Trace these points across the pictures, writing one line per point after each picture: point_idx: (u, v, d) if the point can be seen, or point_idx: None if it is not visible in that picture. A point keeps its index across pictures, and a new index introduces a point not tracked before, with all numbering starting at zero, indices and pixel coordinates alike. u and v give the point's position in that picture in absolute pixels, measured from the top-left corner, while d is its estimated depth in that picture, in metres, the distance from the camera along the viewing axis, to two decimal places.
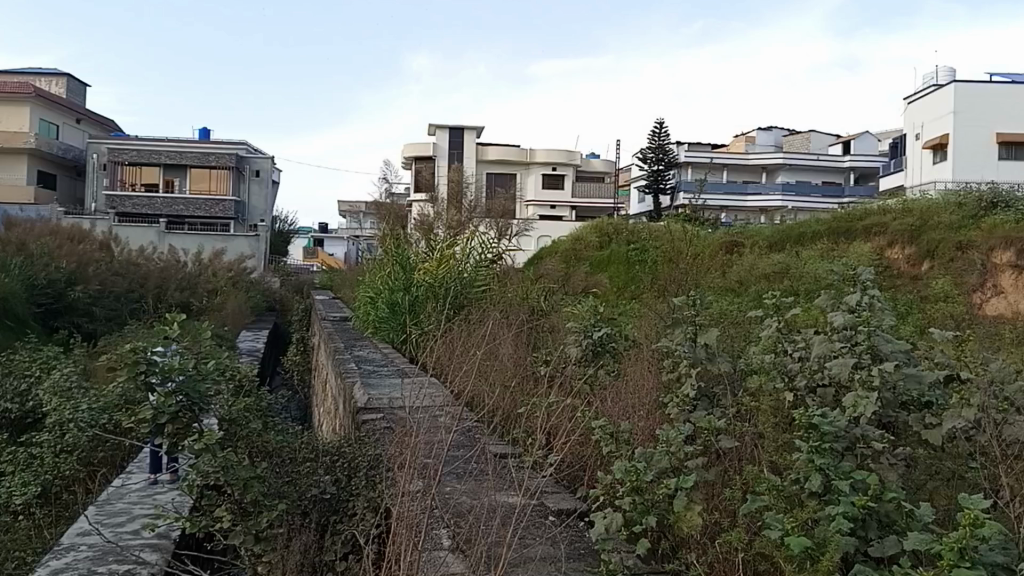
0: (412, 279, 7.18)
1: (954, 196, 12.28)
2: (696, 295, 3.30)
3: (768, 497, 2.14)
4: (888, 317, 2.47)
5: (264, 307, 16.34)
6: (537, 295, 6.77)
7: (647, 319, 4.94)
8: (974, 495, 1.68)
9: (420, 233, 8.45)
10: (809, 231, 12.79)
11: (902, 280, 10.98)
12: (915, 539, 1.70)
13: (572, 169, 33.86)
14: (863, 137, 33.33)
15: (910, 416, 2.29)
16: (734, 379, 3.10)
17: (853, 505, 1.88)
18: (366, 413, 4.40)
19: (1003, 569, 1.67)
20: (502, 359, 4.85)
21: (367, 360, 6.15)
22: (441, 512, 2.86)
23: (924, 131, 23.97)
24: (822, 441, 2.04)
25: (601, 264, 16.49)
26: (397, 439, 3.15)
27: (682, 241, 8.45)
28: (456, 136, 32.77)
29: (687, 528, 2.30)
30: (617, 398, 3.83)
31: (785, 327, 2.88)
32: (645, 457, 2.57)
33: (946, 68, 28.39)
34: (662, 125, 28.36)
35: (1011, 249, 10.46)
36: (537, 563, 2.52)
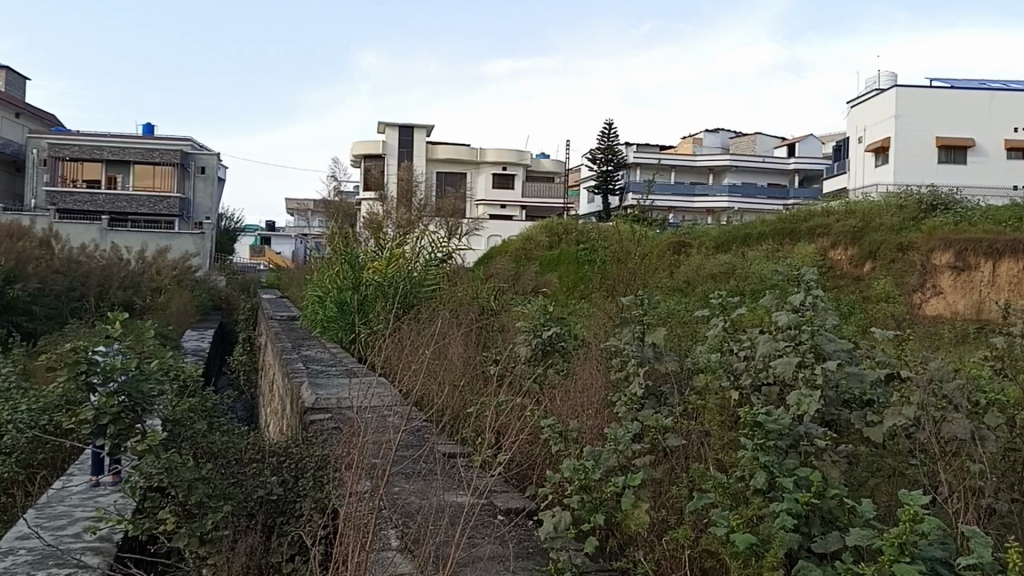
0: (361, 278, 7.14)
1: (895, 199, 12.54)
2: (644, 294, 3.32)
3: (714, 494, 2.17)
4: (831, 317, 2.49)
5: (210, 306, 16.09)
6: (488, 294, 6.75)
7: (596, 319, 4.96)
8: (914, 491, 1.71)
9: (370, 233, 8.39)
10: (755, 231, 12.97)
11: (844, 281, 11.23)
12: (857, 534, 1.73)
13: (522, 169, 33.91)
14: (808, 140, 33.92)
15: (851, 415, 2.34)
16: (682, 378, 3.13)
17: (796, 501, 1.90)
18: (314, 413, 4.36)
19: (943, 564, 1.70)
20: (451, 359, 4.83)
21: (315, 360, 6.08)
22: (390, 513, 2.84)
23: (866, 135, 24.45)
24: (766, 438, 2.07)
25: (551, 263, 16.55)
26: (345, 439, 3.12)
27: (632, 240, 8.49)
28: (406, 135, 32.62)
29: (635, 526, 2.31)
30: (566, 397, 3.84)
31: (731, 328, 2.92)
32: (593, 456, 2.58)
33: (888, 72, 29.00)
34: (611, 125, 28.54)
35: (951, 251, 10.74)
36: (486, 563, 2.51)
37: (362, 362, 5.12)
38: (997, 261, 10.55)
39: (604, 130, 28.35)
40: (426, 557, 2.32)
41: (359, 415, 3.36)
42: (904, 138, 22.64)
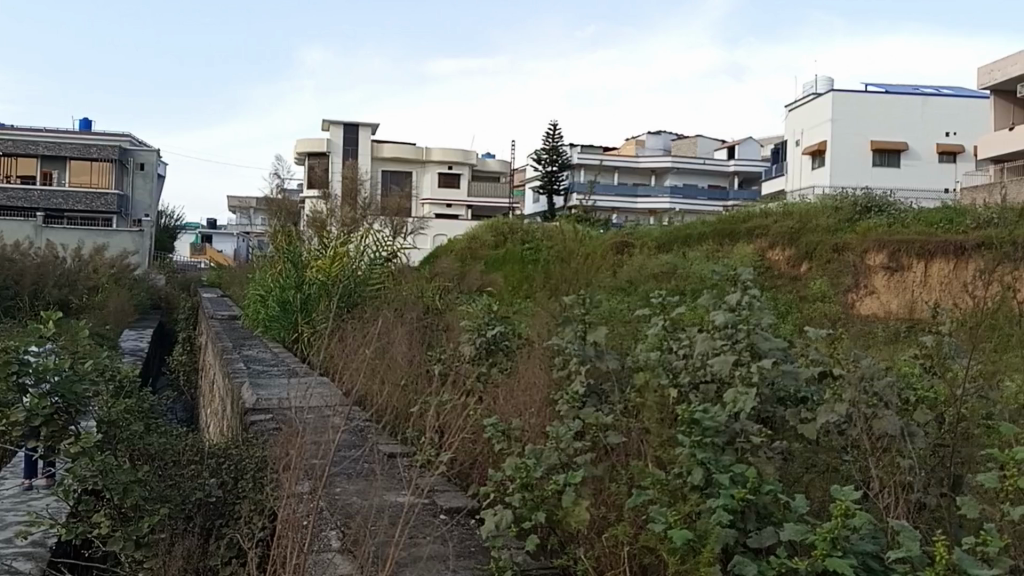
0: (304, 277, 7.07)
1: (831, 200, 12.84)
2: (587, 293, 3.35)
3: (653, 492, 2.19)
4: (767, 316, 2.53)
5: (149, 305, 15.77)
6: (433, 293, 6.72)
7: (539, 318, 4.96)
8: (845, 487, 1.75)
9: (314, 231, 8.32)
10: (695, 232, 13.18)
11: (782, 281, 11.48)
12: (791, 530, 1.76)
13: (468, 168, 33.89)
14: (747, 142, 34.48)
15: (786, 411, 2.38)
16: (621, 376, 3.16)
17: (732, 497, 1.92)
18: (256, 413, 4.30)
19: (874, 558, 1.74)
20: (396, 359, 4.80)
21: (256, 360, 5.99)
22: (330, 513, 2.82)
23: (804, 138, 24.93)
24: (703, 436, 2.09)
25: (496, 263, 16.57)
26: (285, 439, 3.09)
27: (576, 240, 8.55)
28: (351, 133, 32.36)
29: (575, 523, 2.32)
30: (510, 396, 3.86)
31: (671, 326, 2.96)
32: (534, 454, 2.59)
33: (825, 77, 29.61)
34: (557, 126, 28.64)
35: (884, 252, 10.99)
36: (427, 563, 2.50)
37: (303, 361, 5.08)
38: (927, 263, 10.72)
39: (548, 130, 28.42)
40: (367, 557, 2.30)
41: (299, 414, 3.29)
42: (840, 142, 23.19)
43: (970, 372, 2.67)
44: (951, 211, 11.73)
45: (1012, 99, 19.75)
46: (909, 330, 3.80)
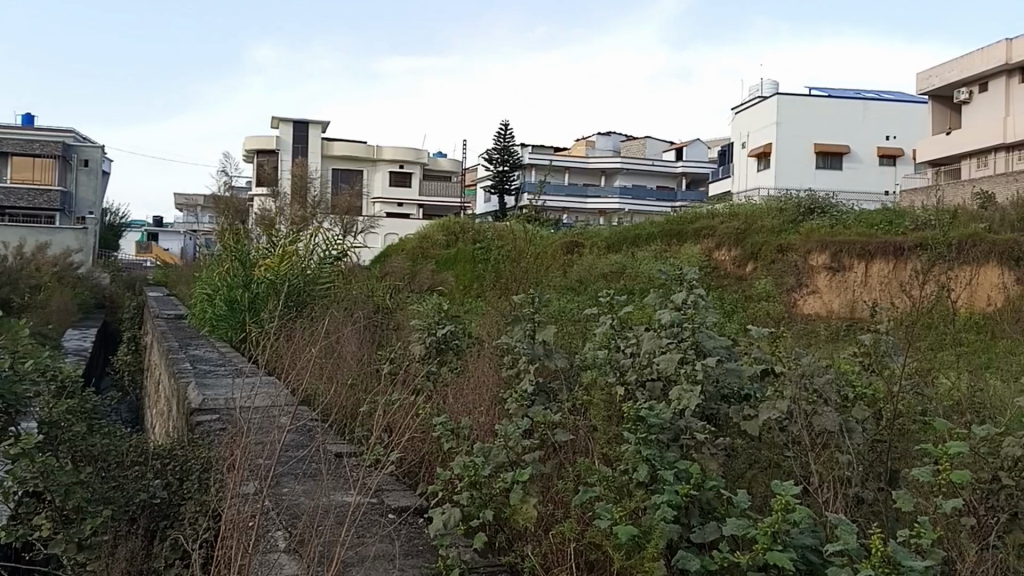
0: (252, 275, 6.96)
1: (776, 202, 13.02)
2: (536, 292, 3.37)
3: (600, 488, 2.22)
4: (711, 315, 2.57)
5: (92, 304, 15.44)
6: (383, 292, 6.69)
7: (489, 317, 4.96)
8: (785, 481, 1.78)
9: (262, 229, 8.22)
10: (644, 232, 13.30)
11: (728, 280, 11.61)
12: (733, 524, 1.79)
13: (419, 167, 33.73)
14: (695, 144, 34.87)
15: (730, 409, 2.42)
16: (569, 374, 3.18)
17: (676, 493, 1.95)
18: (201, 413, 4.25)
19: (813, 552, 1.78)
20: (345, 358, 4.77)
21: (203, 360, 5.90)
22: (277, 513, 2.80)
23: (750, 140, 25.27)
24: (648, 432, 2.11)
25: (447, 262, 16.54)
26: (231, 439, 3.05)
27: (525, 238, 8.56)
28: (301, 130, 32.03)
29: (523, 520, 2.33)
30: (459, 394, 3.86)
31: (618, 325, 2.99)
32: (482, 452, 2.59)
33: (770, 80, 30.07)
34: (508, 125, 28.63)
35: (826, 253, 11.15)
36: (374, 562, 2.49)
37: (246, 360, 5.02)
38: (868, 263, 10.85)
39: (499, 130, 28.44)
40: (314, 557, 2.28)
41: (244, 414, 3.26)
42: (784, 145, 23.55)
43: (906, 369, 2.73)
44: (891, 213, 11.98)
45: (950, 103, 20.24)
46: (848, 328, 3.89)
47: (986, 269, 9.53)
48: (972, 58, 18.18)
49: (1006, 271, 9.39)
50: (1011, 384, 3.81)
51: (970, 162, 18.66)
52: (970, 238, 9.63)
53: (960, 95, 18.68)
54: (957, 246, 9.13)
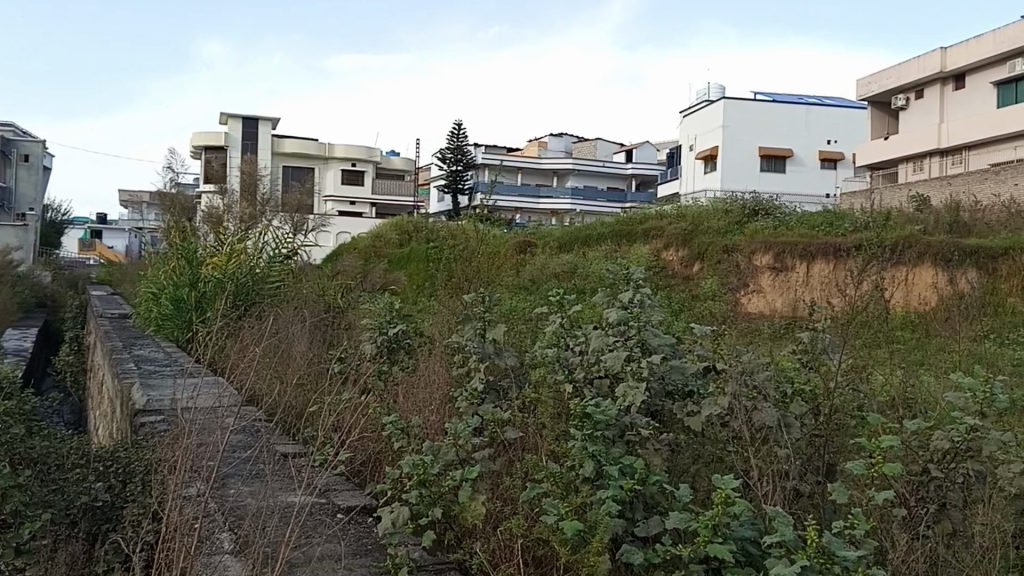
0: (199, 275, 6.88)
1: (722, 204, 13.17)
2: (487, 292, 3.41)
3: (547, 484, 2.25)
4: (656, 313, 2.62)
5: (33, 303, 15.08)
6: (335, 291, 6.66)
7: (441, 316, 4.98)
8: (725, 475, 1.82)
9: (209, 228, 8.12)
10: (595, 233, 13.44)
11: (675, 280, 11.74)
12: (676, 518, 1.82)
13: (372, 166, 33.53)
14: (645, 146, 35.23)
15: (673, 406, 2.47)
16: (520, 372, 3.21)
17: (621, 488, 1.98)
18: (145, 414, 4.19)
19: (753, 543, 1.83)
20: (295, 358, 4.75)
21: (148, 360, 5.83)
22: (221, 516, 2.77)
23: (698, 142, 25.55)
24: (594, 429, 2.15)
25: (400, 262, 16.49)
26: (173, 441, 3.02)
27: (476, 237, 8.59)
28: (250, 127, 31.64)
29: (472, 518, 2.35)
30: (410, 394, 3.87)
31: (568, 324, 3.03)
32: (432, 451, 2.60)
33: (717, 85, 30.49)
34: (461, 125, 28.57)
35: (770, 253, 11.35)
36: (320, 562, 2.48)
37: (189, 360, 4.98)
38: (809, 264, 11.00)
39: (453, 130, 28.39)
40: (259, 557, 2.26)
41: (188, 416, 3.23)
42: (731, 147, 23.86)
43: (844, 365, 2.80)
44: (833, 215, 12.22)
45: (888, 109, 20.69)
46: (786, 325, 3.97)
47: (920, 269, 9.80)
48: (908, 65, 18.61)
49: (939, 271, 9.69)
50: (944, 380, 3.95)
51: (906, 166, 19.12)
52: (906, 240, 9.88)
53: (898, 101, 19.12)
54: (892, 248, 9.36)
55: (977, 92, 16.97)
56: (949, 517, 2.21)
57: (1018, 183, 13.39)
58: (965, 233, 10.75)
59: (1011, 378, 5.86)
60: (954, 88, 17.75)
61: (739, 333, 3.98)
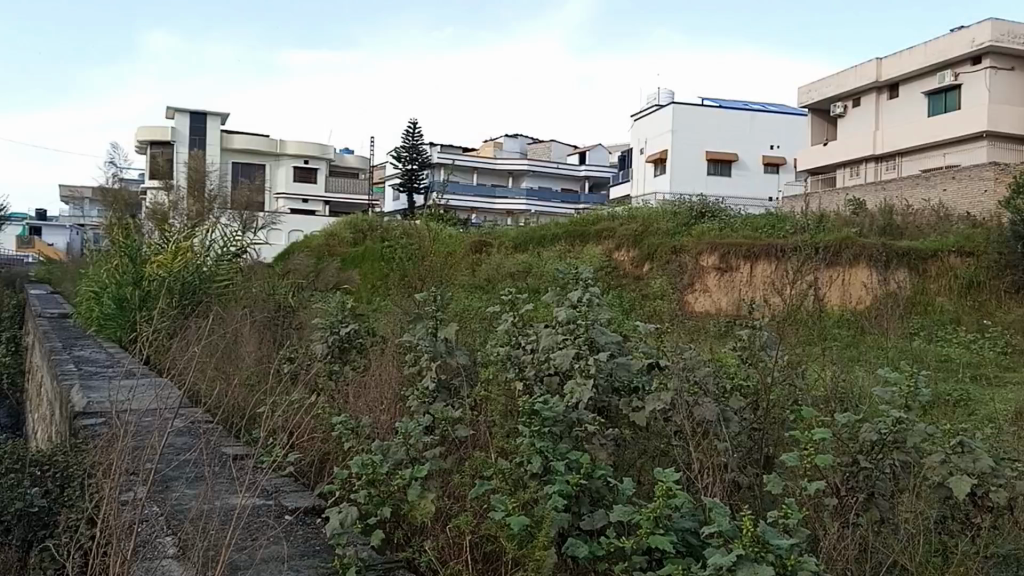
0: (143, 273, 6.75)
1: (671, 206, 13.32)
2: (439, 291, 3.42)
3: (496, 480, 2.28)
4: (604, 312, 2.67)
5: None
6: (285, 290, 6.62)
7: (393, 316, 4.97)
8: (667, 469, 1.86)
9: (154, 225, 8.01)
10: (548, 233, 13.54)
11: (626, 280, 11.86)
12: (619, 511, 1.86)
13: (325, 163, 33.26)
14: (598, 149, 35.51)
15: (619, 401, 2.52)
16: (472, 372, 3.23)
17: (567, 483, 2.02)
18: (86, 417, 4.13)
19: (693, 534, 1.87)
20: (244, 359, 4.71)
21: (88, 360, 5.77)
22: (163, 520, 2.75)
23: (648, 146, 25.79)
24: (542, 425, 2.19)
25: (353, 261, 16.40)
26: (109, 443, 2.98)
27: (429, 237, 8.61)
28: (199, 122, 31.17)
29: (421, 516, 2.37)
30: (360, 393, 3.86)
31: (519, 322, 3.07)
32: (381, 449, 2.62)
33: (668, 90, 30.85)
34: (416, 125, 28.46)
35: (716, 253, 11.52)
36: (265, 564, 2.48)
37: (129, 360, 4.90)
38: (753, 264, 11.19)
39: (408, 129, 28.27)
40: (197, 561, 2.26)
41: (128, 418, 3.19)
42: (680, 150, 24.13)
43: (786, 362, 2.87)
44: (774, 219, 12.34)
45: (827, 116, 21.05)
46: (726, 324, 4.05)
47: (855, 269, 10.06)
48: (846, 74, 18.96)
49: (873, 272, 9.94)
50: (875, 375, 4.06)
51: (844, 171, 19.50)
52: (843, 242, 10.11)
53: (836, 109, 19.44)
54: (827, 247, 9.60)
55: (911, 100, 17.38)
56: (877, 506, 2.27)
57: (947, 189, 13.83)
58: (898, 235, 11.04)
59: (941, 380, 6.05)
60: (889, 98, 18.16)
61: (684, 325, 4.04)
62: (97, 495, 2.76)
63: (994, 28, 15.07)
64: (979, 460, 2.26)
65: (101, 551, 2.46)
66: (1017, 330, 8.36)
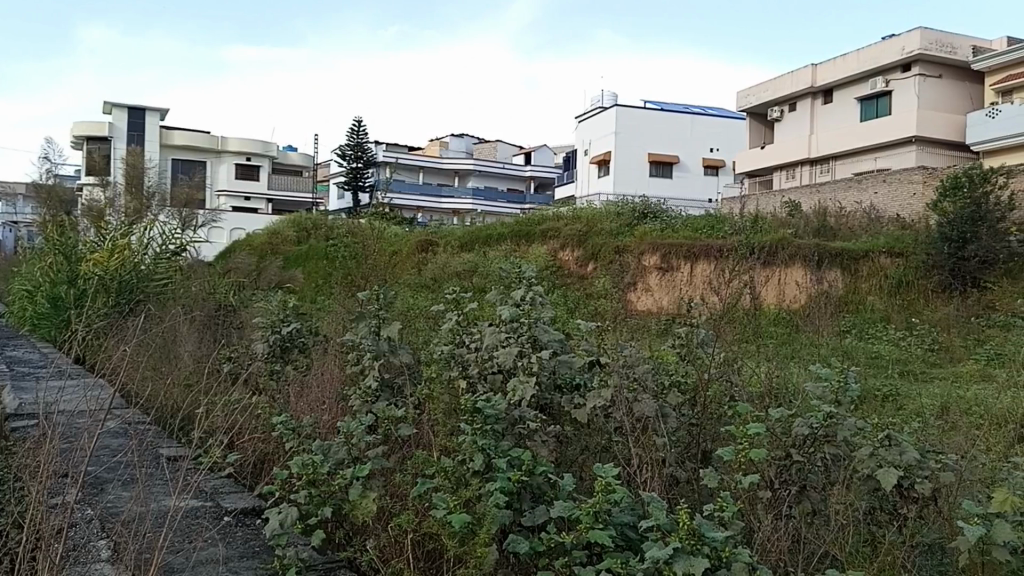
0: (79, 271, 6.58)
1: (615, 207, 13.41)
2: (382, 289, 3.41)
3: (438, 479, 2.27)
4: (547, 311, 2.70)
5: None
6: (226, 289, 6.53)
7: (335, 315, 4.94)
8: (607, 465, 1.89)
9: (89, 223, 7.83)
10: (494, 233, 13.56)
11: (571, 279, 11.96)
12: (560, 507, 1.88)
13: (267, 161, 32.85)
14: (543, 150, 35.70)
15: (561, 399, 2.55)
16: (414, 371, 3.24)
17: (508, 480, 2.03)
18: (17, 419, 4.02)
19: (632, 528, 1.91)
20: (184, 358, 4.64)
21: (20, 360, 5.63)
22: (95, 524, 2.69)
23: (592, 147, 25.97)
24: (484, 423, 2.21)
25: (297, 260, 16.24)
26: (38, 445, 2.90)
27: (374, 234, 8.58)
28: (137, 117, 30.46)
29: (363, 515, 2.36)
30: (303, 393, 3.82)
31: (464, 321, 3.08)
32: (323, 449, 2.60)
33: (611, 92, 31.13)
34: (361, 122, 28.20)
35: (657, 254, 11.63)
36: (203, 565, 2.45)
37: (62, 360, 4.78)
38: (693, 264, 11.35)
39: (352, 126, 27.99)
40: (132, 563, 2.22)
41: (60, 421, 3.10)
42: (623, 152, 24.35)
43: (721, 359, 2.92)
44: (714, 219, 12.53)
45: (764, 120, 21.42)
46: (661, 322, 4.11)
47: (790, 269, 10.27)
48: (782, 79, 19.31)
49: (807, 271, 10.16)
50: (806, 373, 4.16)
51: (782, 174, 19.86)
52: (779, 243, 10.30)
53: (773, 113, 19.78)
54: (762, 248, 9.82)
55: (845, 106, 17.78)
56: (808, 498, 2.35)
57: (878, 191, 14.17)
58: (832, 236, 11.30)
59: (870, 377, 6.21)
60: (824, 103, 18.55)
61: (622, 321, 4.10)
62: (25, 498, 2.69)
63: (922, 37, 15.50)
64: (905, 452, 2.31)
65: (31, 555, 2.39)
66: (944, 327, 8.59)
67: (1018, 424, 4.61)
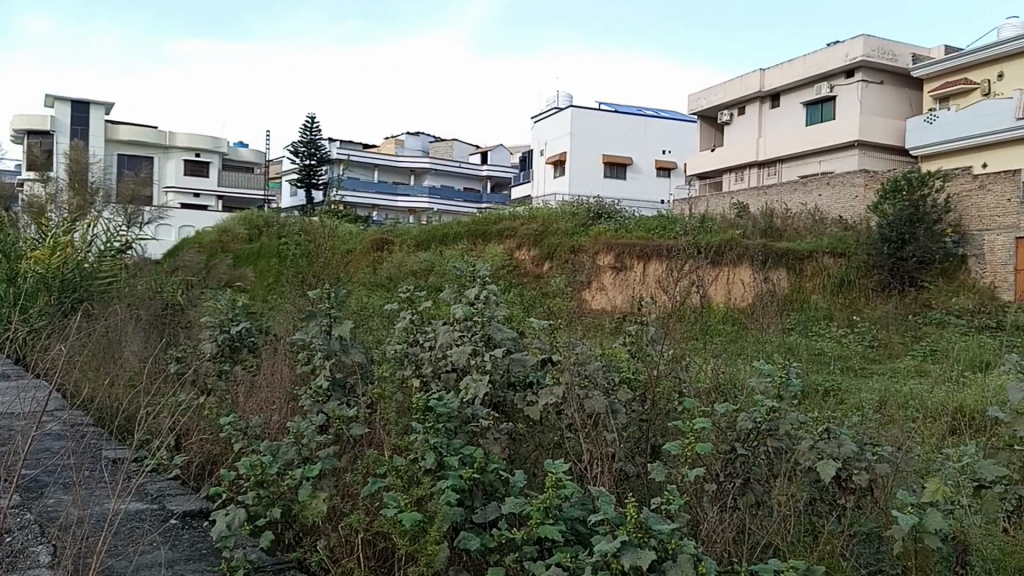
0: (19, 270, 6.42)
1: (570, 207, 13.48)
2: (334, 287, 3.40)
3: (390, 477, 2.28)
4: (500, 309, 2.72)
5: None
6: (173, 287, 6.45)
7: (286, 314, 4.90)
8: (557, 461, 1.91)
9: (31, 219, 7.65)
10: (450, 232, 13.54)
11: (526, 278, 12.04)
12: (510, 502, 1.90)
13: (217, 157, 32.42)
14: (498, 150, 35.77)
15: (514, 396, 2.57)
16: (366, 370, 3.23)
17: (459, 478, 2.04)
18: None
19: (581, 521, 1.94)
20: (129, 358, 4.57)
21: None
22: (34, 529, 2.63)
23: (546, 148, 26.06)
24: (436, 421, 2.22)
25: (248, 258, 16.07)
26: None
27: (326, 231, 8.54)
28: (82, 112, 29.79)
29: (313, 515, 2.35)
30: (251, 393, 3.78)
31: (418, 319, 3.08)
32: (272, 450, 2.59)
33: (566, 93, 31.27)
34: (314, 120, 27.99)
35: (610, 253, 11.72)
36: (147, 569, 2.43)
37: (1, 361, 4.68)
38: (645, 263, 11.47)
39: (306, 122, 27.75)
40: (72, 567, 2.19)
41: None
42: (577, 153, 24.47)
43: (669, 356, 2.96)
44: (666, 219, 12.67)
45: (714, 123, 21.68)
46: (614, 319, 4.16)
47: (738, 269, 10.39)
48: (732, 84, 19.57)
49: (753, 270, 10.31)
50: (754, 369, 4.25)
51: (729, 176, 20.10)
52: (727, 243, 10.47)
53: (723, 116, 20.04)
54: (711, 248, 9.96)
55: (792, 110, 18.07)
56: (752, 490, 2.40)
57: (823, 194, 14.42)
58: (779, 237, 11.51)
59: (814, 372, 6.36)
60: (772, 108, 18.84)
61: (574, 317, 4.14)
62: None
63: (865, 44, 15.84)
64: (844, 445, 2.37)
65: None
66: (883, 324, 8.74)
67: (953, 416, 4.77)
